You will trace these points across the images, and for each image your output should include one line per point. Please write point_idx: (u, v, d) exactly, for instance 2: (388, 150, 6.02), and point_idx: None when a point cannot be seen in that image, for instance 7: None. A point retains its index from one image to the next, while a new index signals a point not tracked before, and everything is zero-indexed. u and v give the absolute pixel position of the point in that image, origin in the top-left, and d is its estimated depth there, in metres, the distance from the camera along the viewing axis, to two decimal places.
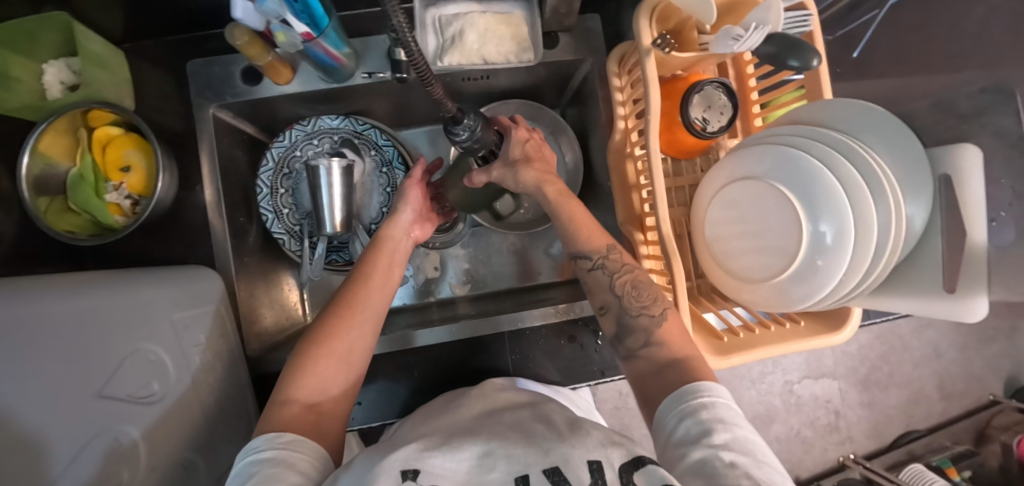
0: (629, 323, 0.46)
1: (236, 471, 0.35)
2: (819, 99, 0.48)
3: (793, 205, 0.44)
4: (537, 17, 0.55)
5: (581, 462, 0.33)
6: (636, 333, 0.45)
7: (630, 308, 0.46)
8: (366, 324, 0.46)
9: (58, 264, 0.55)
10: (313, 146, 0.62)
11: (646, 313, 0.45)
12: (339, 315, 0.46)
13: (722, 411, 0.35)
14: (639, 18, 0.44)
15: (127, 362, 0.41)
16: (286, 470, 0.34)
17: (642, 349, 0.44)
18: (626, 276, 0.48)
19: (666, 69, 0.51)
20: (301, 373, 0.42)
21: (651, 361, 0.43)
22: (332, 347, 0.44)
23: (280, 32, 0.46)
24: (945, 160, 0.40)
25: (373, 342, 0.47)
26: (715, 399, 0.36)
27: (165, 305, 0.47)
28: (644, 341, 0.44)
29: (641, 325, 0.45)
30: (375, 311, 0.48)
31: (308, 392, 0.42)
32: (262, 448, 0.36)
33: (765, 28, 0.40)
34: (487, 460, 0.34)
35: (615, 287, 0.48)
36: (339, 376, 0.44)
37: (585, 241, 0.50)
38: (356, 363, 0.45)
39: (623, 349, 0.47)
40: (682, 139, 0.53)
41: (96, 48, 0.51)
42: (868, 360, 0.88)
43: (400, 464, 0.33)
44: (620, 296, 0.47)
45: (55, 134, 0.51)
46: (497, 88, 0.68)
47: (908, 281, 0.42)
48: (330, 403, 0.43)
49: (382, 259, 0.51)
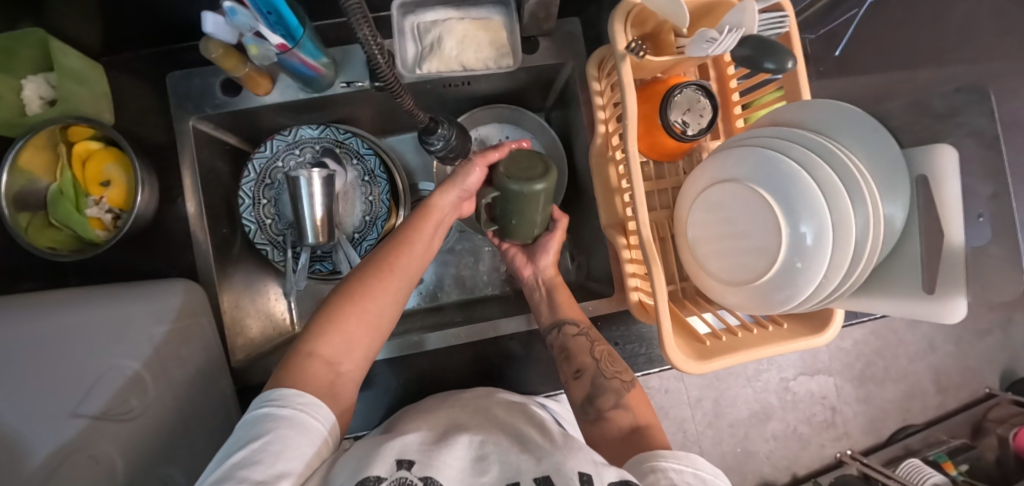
0: (601, 385, 0.52)
1: (250, 420, 0.36)
2: (799, 99, 0.48)
3: (772, 206, 0.44)
4: (516, 23, 0.55)
5: (570, 471, 0.32)
6: (606, 394, 0.51)
7: (604, 371, 0.54)
8: (397, 290, 0.47)
9: (41, 280, 0.55)
10: (295, 156, 0.62)
11: (618, 378, 0.53)
12: (374, 276, 0.46)
13: (690, 478, 0.37)
14: (613, 23, 0.44)
15: (102, 379, 0.42)
16: (298, 436, 0.35)
17: (610, 410, 0.50)
18: (603, 346, 0.56)
19: (644, 73, 0.50)
20: (328, 330, 0.43)
21: (617, 423, 0.48)
22: (363, 307, 0.44)
23: (253, 44, 0.47)
24: (922, 161, 0.40)
25: (399, 309, 0.48)
26: (686, 465, 0.38)
27: (146, 319, 0.48)
28: (613, 402, 0.50)
29: (612, 388, 0.52)
30: (407, 278, 0.48)
31: (333, 350, 0.43)
32: (281, 404, 0.37)
33: (738, 31, 0.39)
34: (481, 462, 0.35)
35: (596, 353, 0.55)
36: (365, 335, 0.45)
37: (569, 310, 0.59)
38: (382, 327, 0.46)
39: (592, 410, 0.51)
40: (663, 141, 0.53)
41: (73, 63, 0.51)
42: (863, 355, 0.88)
43: (397, 453, 0.34)
44: (598, 361, 0.54)
45: (33, 151, 0.51)
46: (481, 93, 0.68)
47: (889, 283, 0.42)
48: (350, 367, 0.44)
49: (428, 225, 0.49)
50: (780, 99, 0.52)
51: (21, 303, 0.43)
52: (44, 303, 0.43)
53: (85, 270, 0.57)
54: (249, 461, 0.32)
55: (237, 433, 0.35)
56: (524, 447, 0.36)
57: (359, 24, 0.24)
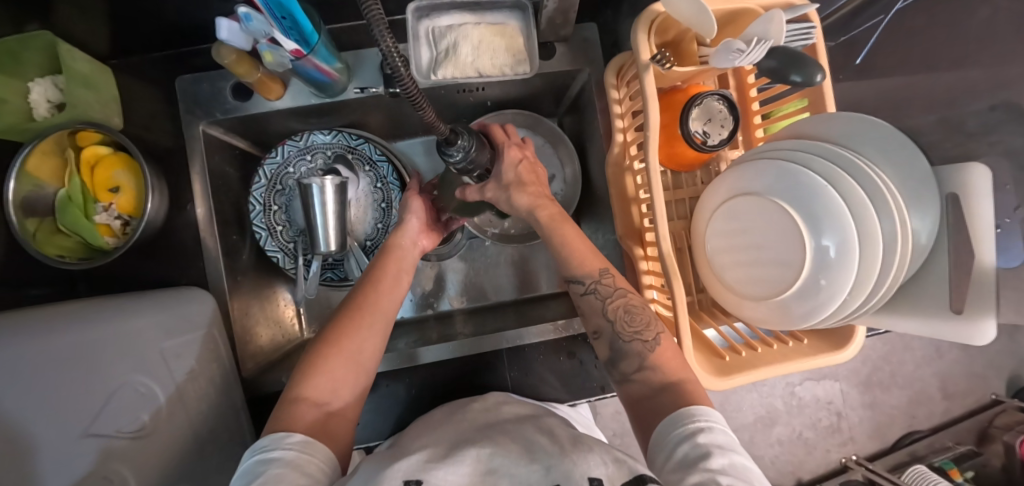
0: (623, 348, 0.47)
1: (244, 470, 0.36)
2: (823, 113, 0.47)
3: (794, 221, 0.43)
4: (533, 28, 0.54)
5: (582, 478, 0.32)
6: (629, 357, 0.46)
7: (622, 333, 0.47)
8: (376, 326, 0.47)
9: (50, 286, 0.55)
10: (306, 162, 0.61)
11: (639, 339, 0.46)
12: (352, 316, 0.47)
13: (718, 436, 0.36)
14: (637, 32, 0.43)
15: (116, 394, 0.43)
16: (294, 472, 0.35)
17: (635, 373, 0.45)
18: (618, 300, 0.48)
19: (665, 82, 0.49)
20: (311, 373, 0.43)
21: (646, 385, 0.44)
22: (342, 346, 0.45)
23: (268, 51, 0.46)
24: (953, 178, 0.39)
25: (382, 344, 0.48)
26: (712, 423, 0.37)
27: (154, 334, 0.48)
28: (638, 364, 0.45)
29: (634, 350, 0.46)
30: (384, 314, 0.49)
31: (319, 390, 0.43)
32: (270, 448, 0.37)
33: (767, 43, 0.39)
34: (490, 476, 0.34)
35: (609, 313, 0.48)
36: (349, 375, 0.44)
37: (578, 264, 0.50)
38: (365, 366, 0.46)
39: (617, 373, 0.48)
40: (682, 151, 0.52)
41: (81, 67, 0.50)
42: (870, 361, 0.87)
43: (404, 473, 0.34)
44: (612, 320, 0.48)
45: (41, 156, 0.50)
46: (493, 98, 0.67)
47: (914, 300, 0.42)
48: (340, 405, 0.43)
49: (390, 265, 0.53)
50: (802, 110, 0.51)
51: (38, 311, 0.43)
52: (52, 315, 0.43)
53: (94, 277, 0.57)
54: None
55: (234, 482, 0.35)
56: (532, 456, 0.35)
57: (381, 33, 0.20)
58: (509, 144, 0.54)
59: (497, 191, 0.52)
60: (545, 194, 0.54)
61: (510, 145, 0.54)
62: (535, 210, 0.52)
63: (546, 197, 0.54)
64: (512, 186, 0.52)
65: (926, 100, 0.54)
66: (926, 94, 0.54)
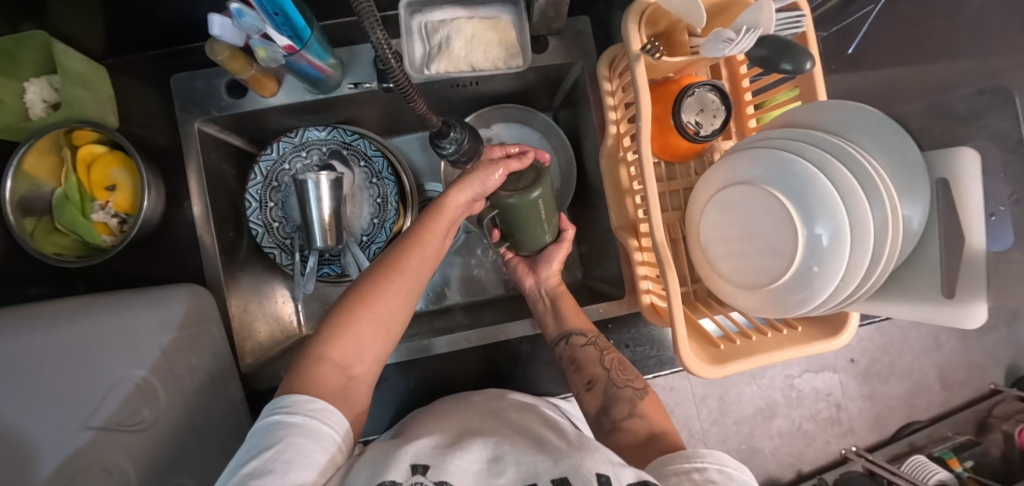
0: (615, 395, 0.52)
1: (260, 430, 0.35)
2: (814, 101, 0.47)
3: (785, 207, 0.43)
4: (525, 22, 0.54)
5: (589, 473, 0.32)
6: (620, 403, 0.51)
7: (617, 380, 0.53)
8: (408, 291, 0.48)
9: (50, 284, 0.56)
10: (301, 159, 0.62)
11: (631, 387, 0.53)
12: (387, 277, 0.47)
13: (714, 476, 0.35)
14: (627, 23, 0.43)
15: (114, 390, 0.44)
16: (311, 442, 0.35)
17: (625, 420, 0.49)
18: (613, 354, 0.56)
19: (656, 73, 0.50)
20: (338, 336, 0.44)
21: (634, 430, 0.48)
22: (372, 309, 0.45)
23: (261, 47, 0.46)
24: (943, 163, 0.39)
25: (410, 311, 0.48)
26: (708, 463, 0.37)
27: (152, 330, 0.48)
28: (628, 411, 0.50)
29: (625, 397, 0.51)
30: (417, 278, 0.49)
31: (344, 353, 0.43)
32: (291, 411, 0.36)
33: (755, 32, 0.38)
34: (497, 464, 0.34)
35: (606, 363, 0.55)
36: (374, 340, 0.45)
37: (578, 320, 0.58)
38: (391, 330, 0.47)
39: (606, 421, 0.51)
40: (675, 143, 0.52)
41: (77, 66, 0.50)
42: (868, 352, 0.87)
43: (412, 458, 0.34)
44: (609, 370, 0.54)
45: (37, 156, 0.50)
46: (488, 92, 0.67)
47: (905, 286, 0.42)
48: (362, 371, 0.44)
49: (438, 226, 0.50)
50: (794, 99, 0.51)
51: (36, 309, 0.44)
52: (49, 313, 0.44)
53: (92, 275, 0.57)
54: (262, 470, 0.31)
55: (247, 443, 0.34)
56: (540, 448, 0.36)
57: (372, 26, 0.21)
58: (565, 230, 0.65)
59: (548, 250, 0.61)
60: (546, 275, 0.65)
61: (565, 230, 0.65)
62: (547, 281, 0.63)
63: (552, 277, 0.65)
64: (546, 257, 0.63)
65: (921, 87, 0.54)
66: (919, 82, 0.54)
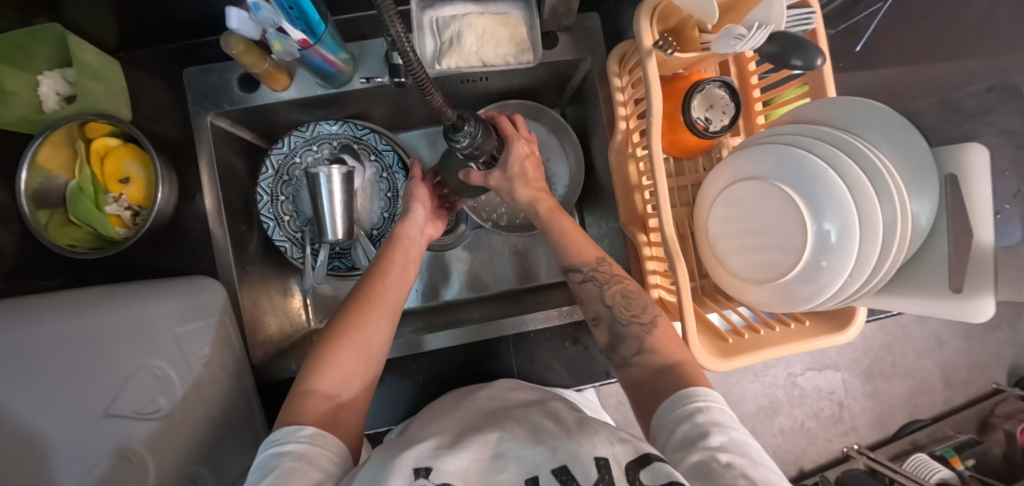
0: (621, 333, 0.48)
1: (259, 463, 0.36)
2: (823, 97, 0.47)
3: (796, 207, 0.43)
4: (536, 17, 0.54)
5: (588, 457, 0.32)
6: (628, 341, 0.47)
7: (621, 317, 0.48)
8: (384, 316, 0.48)
9: (63, 277, 0.56)
10: (312, 153, 0.62)
11: (637, 322, 0.47)
12: (359, 307, 0.47)
13: (716, 414, 0.36)
14: (639, 19, 0.43)
15: (130, 379, 0.45)
16: (307, 465, 0.35)
17: (634, 357, 0.46)
18: (616, 286, 0.50)
19: (667, 69, 0.50)
20: (320, 365, 0.43)
21: (646, 368, 0.44)
22: (349, 338, 0.45)
23: (276, 40, 0.46)
24: (952, 160, 0.40)
25: (391, 335, 0.48)
26: (710, 403, 0.37)
27: (168, 319, 0.50)
28: (636, 348, 0.46)
29: (632, 334, 0.47)
30: (391, 303, 0.49)
31: (329, 382, 0.43)
32: (284, 441, 0.37)
33: (767, 28, 0.38)
34: (498, 460, 0.34)
35: (607, 299, 0.49)
36: (356, 367, 0.45)
37: (575, 252, 0.52)
38: (373, 356, 0.46)
39: (617, 357, 0.48)
40: (684, 138, 0.52)
41: (92, 60, 0.51)
42: (870, 350, 0.87)
43: (413, 461, 0.34)
44: (610, 306, 0.49)
45: (52, 148, 0.51)
46: (496, 88, 0.68)
47: (913, 279, 0.42)
48: (350, 396, 0.43)
49: (397, 255, 0.53)
50: (802, 95, 0.51)
51: (51, 300, 0.44)
52: (63, 301, 0.45)
53: (105, 267, 0.58)
54: None
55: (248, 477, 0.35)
56: (535, 436, 0.36)
57: (391, 20, 0.20)
58: (516, 137, 0.55)
59: (502, 180, 0.54)
60: (544, 189, 0.57)
61: (517, 138, 0.55)
62: (535, 203, 0.55)
63: (545, 191, 0.57)
64: (517, 179, 0.55)
65: (928, 85, 0.54)
66: (927, 81, 0.54)
